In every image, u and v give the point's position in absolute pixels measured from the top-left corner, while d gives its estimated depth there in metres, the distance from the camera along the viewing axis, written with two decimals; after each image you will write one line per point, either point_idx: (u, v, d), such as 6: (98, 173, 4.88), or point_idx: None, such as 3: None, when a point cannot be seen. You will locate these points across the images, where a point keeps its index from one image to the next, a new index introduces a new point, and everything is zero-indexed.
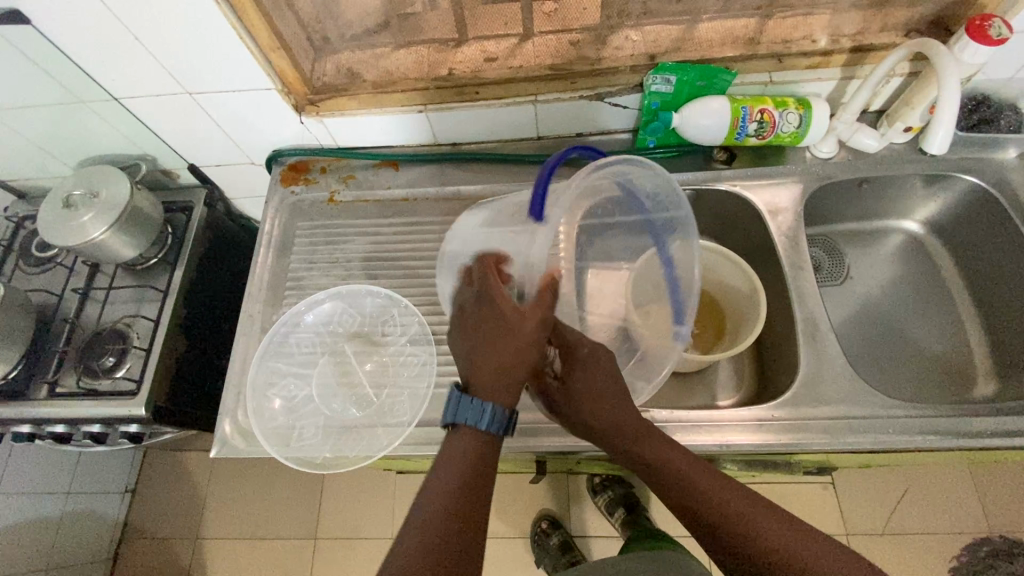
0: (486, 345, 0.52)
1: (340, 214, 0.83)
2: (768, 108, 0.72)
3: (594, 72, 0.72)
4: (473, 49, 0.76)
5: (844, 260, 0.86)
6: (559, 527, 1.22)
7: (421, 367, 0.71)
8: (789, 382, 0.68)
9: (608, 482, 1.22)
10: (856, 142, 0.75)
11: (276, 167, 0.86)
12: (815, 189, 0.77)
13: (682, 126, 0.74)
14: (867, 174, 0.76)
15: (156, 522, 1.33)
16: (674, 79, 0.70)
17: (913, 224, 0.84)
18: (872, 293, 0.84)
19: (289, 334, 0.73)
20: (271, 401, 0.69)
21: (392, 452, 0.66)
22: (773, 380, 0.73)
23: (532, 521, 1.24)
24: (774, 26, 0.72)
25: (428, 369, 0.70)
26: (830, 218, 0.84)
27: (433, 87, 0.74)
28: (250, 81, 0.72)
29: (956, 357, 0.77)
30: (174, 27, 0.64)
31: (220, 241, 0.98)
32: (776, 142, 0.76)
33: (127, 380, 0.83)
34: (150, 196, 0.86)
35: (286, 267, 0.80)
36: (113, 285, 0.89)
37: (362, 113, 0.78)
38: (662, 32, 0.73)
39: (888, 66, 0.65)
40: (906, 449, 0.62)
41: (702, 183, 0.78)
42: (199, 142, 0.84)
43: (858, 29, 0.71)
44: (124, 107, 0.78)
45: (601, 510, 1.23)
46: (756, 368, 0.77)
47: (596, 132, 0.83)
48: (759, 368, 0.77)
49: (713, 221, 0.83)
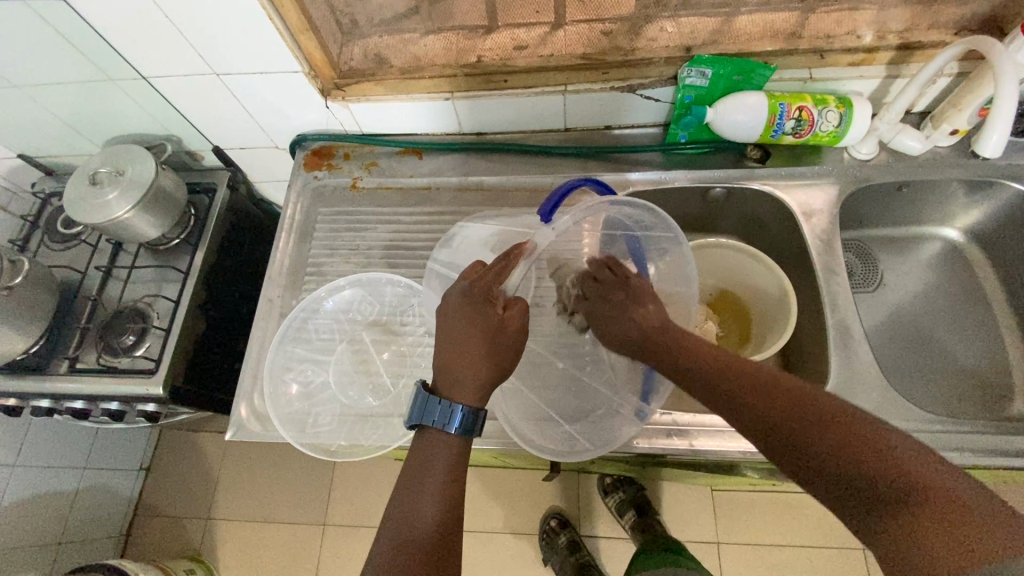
0: (460, 354, 0.51)
1: (362, 201, 0.82)
2: (807, 106, 0.70)
3: (627, 63, 0.70)
4: (504, 37, 0.74)
5: (877, 267, 0.83)
6: (568, 525, 1.21)
7: None
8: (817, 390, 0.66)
9: (619, 483, 1.21)
10: (899, 144, 0.72)
11: (299, 151, 0.86)
12: (851, 192, 0.74)
13: (715, 121, 0.72)
14: (907, 178, 0.73)
15: (168, 500, 1.35)
16: (711, 73, 0.68)
17: (952, 232, 0.81)
18: (905, 302, 0.81)
19: (307, 320, 0.72)
20: (288, 387, 0.69)
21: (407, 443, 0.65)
22: None
23: (541, 519, 1.23)
24: (817, 21, 0.69)
25: None
26: (864, 222, 0.81)
27: (462, 75, 0.73)
28: (277, 63, 0.71)
29: (994, 372, 0.74)
30: (204, 5, 0.63)
31: (242, 224, 0.98)
32: (812, 141, 0.73)
33: (146, 359, 0.83)
34: (174, 176, 0.86)
35: (307, 252, 0.79)
36: (135, 264, 0.89)
37: (389, 99, 0.76)
38: (699, 24, 0.71)
39: (938, 65, 0.62)
40: (939, 465, 0.59)
41: (734, 182, 0.76)
42: (224, 123, 0.84)
43: (905, 26, 0.68)
44: (151, 85, 0.78)
45: (611, 511, 1.22)
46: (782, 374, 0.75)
47: (625, 126, 0.81)
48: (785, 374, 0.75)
49: (742, 221, 0.81)
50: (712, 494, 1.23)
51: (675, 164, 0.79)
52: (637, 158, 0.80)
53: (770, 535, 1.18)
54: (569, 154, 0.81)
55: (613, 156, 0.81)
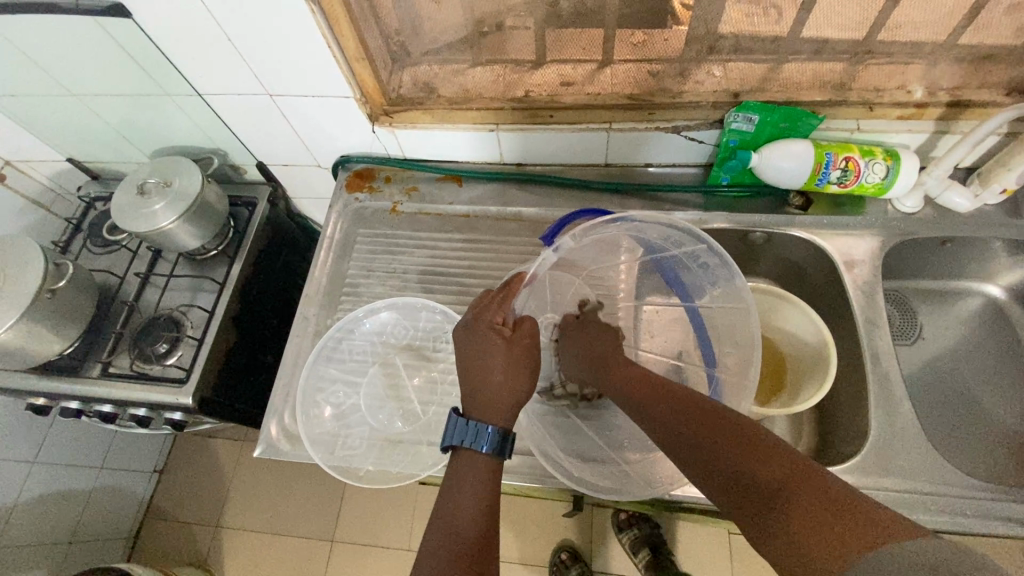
0: (482, 375, 0.54)
1: (401, 225, 0.84)
2: (854, 156, 0.70)
3: (674, 104, 0.71)
4: (551, 72, 0.76)
5: (915, 319, 0.82)
6: (579, 560, 1.19)
7: None
8: (855, 445, 0.65)
9: (634, 519, 1.19)
10: (945, 200, 0.71)
11: (342, 172, 0.87)
12: (894, 244, 0.74)
13: (760, 167, 0.72)
14: (952, 234, 0.73)
15: (179, 505, 1.35)
16: (757, 119, 0.68)
17: (995, 289, 0.79)
18: (944, 358, 0.80)
19: (341, 340, 0.72)
20: (320, 407, 0.69)
21: (435, 473, 0.65)
22: (836, 440, 0.69)
23: (551, 551, 1.21)
24: (867, 73, 0.69)
25: None
26: (905, 274, 0.80)
27: (509, 108, 0.74)
28: (330, 88, 0.73)
29: None
30: (265, 31, 0.65)
31: (278, 239, 0.99)
32: (857, 191, 0.73)
33: (177, 368, 0.84)
34: (218, 190, 0.88)
35: (345, 272, 0.80)
36: (173, 273, 0.91)
37: (434, 128, 0.77)
38: (748, 70, 0.71)
39: (993, 126, 0.61)
40: (985, 535, 0.57)
41: (775, 225, 0.76)
42: (271, 141, 0.85)
43: (957, 83, 0.68)
44: (205, 102, 0.80)
45: (624, 548, 1.20)
46: (816, 423, 0.74)
47: (667, 165, 0.82)
48: (820, 424, 0.73)
49: (780, 266, 0.80)
50: (728, 537, 1.20)
51: (716, 205, 0.79)
52: (677, 197, 0.81)
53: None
54: (609, 190, 0.81)
55: (653, 194, 0.81)
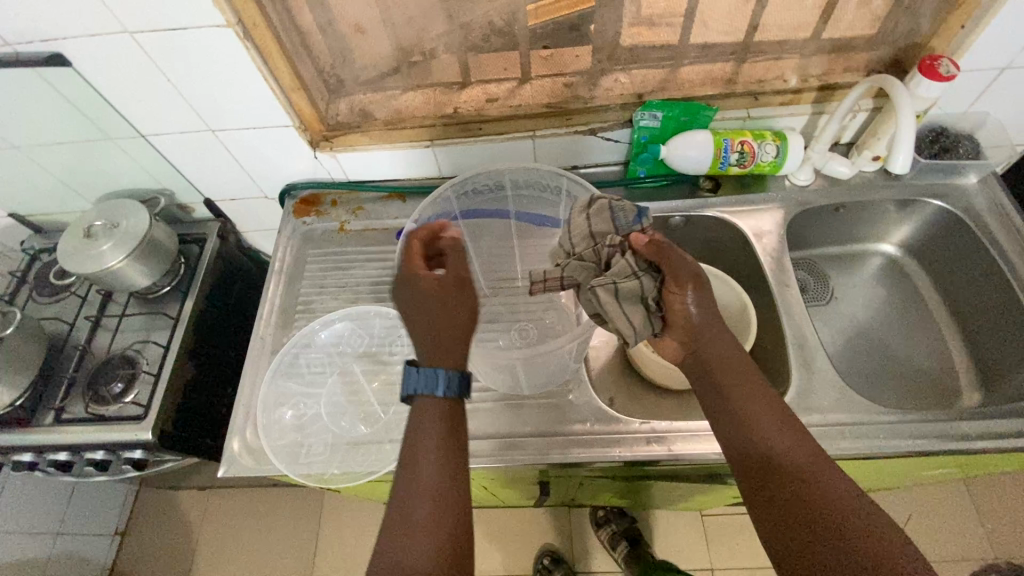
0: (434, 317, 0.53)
1: (350, 242, 0.88)
2: (748, 140, 0.79)
3: (588, 109, 0.79)
4: (477, 90, 0.82)
5: (828, 282, 0.90)
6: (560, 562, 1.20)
7: None
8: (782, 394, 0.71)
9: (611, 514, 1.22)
10: (830, 170, 0.81)
11: (288, 200, 0.91)
12: (795, 214, 0.83)
13: (670, 157, 0.80)
14: (842, 200, 0.82)
15: (143, 567, 1.28)
16: (661, 115, 0.77)
17: (889, 247, 0.89)
18: (855, 314, 0.88)
19: (298, 354, 0.76)
20: (282, 416, 0.72)
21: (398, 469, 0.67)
22: None
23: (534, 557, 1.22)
24: (749, 68, 0.79)
25: None
26: (812, 241, 0.90)
27: (441, 124, 0.81)
28: (269, 118, 0.77)
29: (941, 372, 0.81)
30: (204, 69, 0.70)
31: (231, 272, 1.01)
32: (757, 171, 0.82)
33: (135, 405, 0.84)
34: (166, 227, 0.90)
35: (297, 294, 0.83)
36: (125, 313, 0.91)
37: (372, 149, 0.83)
38: (648, 74, 0.80)
39: (852, 101, 0.72)
40: (900, 453, 0.64)
41: (690, 209, 0.84)
42: (217, 176, 0.89)
43: (825, 70, 0.78)
44: (149, 143, 0.83)
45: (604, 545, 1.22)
46: None
47: (592, 165, 0.89)
48: None
49: (703, 247, 0.88)
50: (702, 521, 1.24)
51: (636, 198, 0.86)
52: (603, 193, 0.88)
53: (766, 559, 1.19)
54: None
55: None
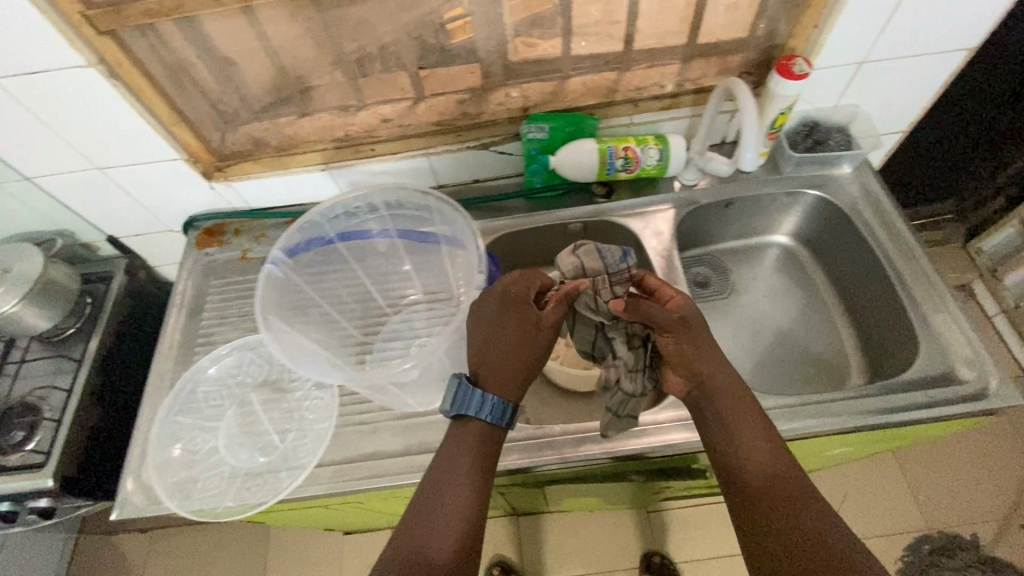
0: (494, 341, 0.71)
1: (253, 269, 0.90)
2: (632, 146, 0.84)
3: (476, 124, 0.84)
4: (369, 113, 0.83)
5: (729, 274, 1.01)
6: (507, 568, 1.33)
7: (325, 408, 0.79)
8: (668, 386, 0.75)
9: None
10: (713, 167, 0.88)
11: (191, 232, 0.92)
12: (686, 212, 0.89)
13: (562, 166, 0.85)
14: (731, 196, 0.90)
15: None
16: (548, 127, 0.81)
17: (783, 238, 1.01)
18: (759, 300, 0.99)
19: (194, 389, 0.81)
20: (172, 452, 0.76)
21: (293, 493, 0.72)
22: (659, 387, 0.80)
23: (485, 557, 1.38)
24: (629, 78, 0.83)
25: (330, 409, 0.79)
26: (714, 237, 0.99)
27: (334, 148, 0.84)
28: (156, 154, 0.79)
29: (835, 350, 0.92)
30: (80, 111, 0.72)
31: (142, 308, 1.01)
32: (644, 174, 0.87)
33: (36, 453, 0.82)
34: (66, 268, 0.88)
35: (198, 327, 0.86)
36: (27, 358, 0.90)
37: (269, 175, 0.86)
38: (536, 87, 0.82)
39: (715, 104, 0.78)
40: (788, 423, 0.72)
41: (595, 216, 0.89)
42: (115, 213, 0.88)
43: (696, 76, 0.84)
44: (36, 185, 0.82)
45: None
46: None
47: (494, 180, 0.94)
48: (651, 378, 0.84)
49: (600, 250, 0.92)
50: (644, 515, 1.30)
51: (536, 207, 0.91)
52: (503, 205, 0.92)
53: (703, 540, 1.32)
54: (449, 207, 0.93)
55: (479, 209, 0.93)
